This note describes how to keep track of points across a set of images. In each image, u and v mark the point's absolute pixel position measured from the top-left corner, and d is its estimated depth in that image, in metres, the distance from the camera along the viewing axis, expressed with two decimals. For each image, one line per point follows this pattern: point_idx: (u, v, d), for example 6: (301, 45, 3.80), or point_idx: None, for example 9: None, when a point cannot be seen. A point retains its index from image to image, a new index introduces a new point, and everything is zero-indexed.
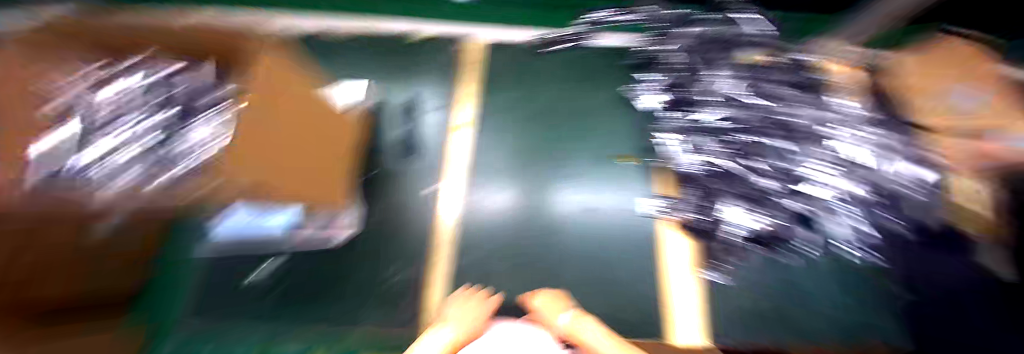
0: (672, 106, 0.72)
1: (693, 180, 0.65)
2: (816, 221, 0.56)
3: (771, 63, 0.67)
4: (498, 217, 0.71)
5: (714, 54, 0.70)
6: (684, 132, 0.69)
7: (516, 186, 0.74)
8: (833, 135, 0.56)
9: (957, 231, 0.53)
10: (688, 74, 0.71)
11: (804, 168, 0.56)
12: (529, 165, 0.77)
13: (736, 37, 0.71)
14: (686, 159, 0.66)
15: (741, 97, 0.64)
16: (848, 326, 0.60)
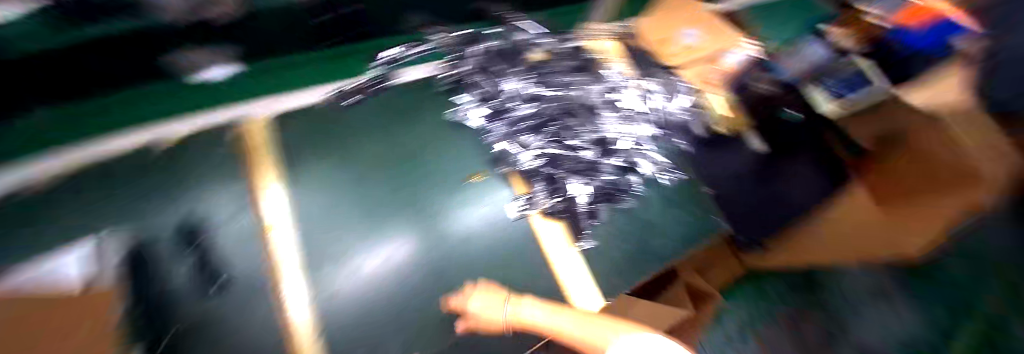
0: (493, 114, 0.77)
1: (540, 169, 0.72)
2: (637, 162, 0.75)
3: (557, 58, 0.84)
4: (355, 299, 0.60)
5: (512, 63, 0.81)
6: (518, 133, 0.75)
7: (367, 256, 0.63)
8: (624, 99, 0.79)
9: (717, 132, 0.77)
10: (500, 85, 0.78)
11: (614, 129, 0.75)
12: (372, 228, 0.66)
13: (519, 46, 0.84)
14: (532, 154, 0.73)
15: (543, 92, 0.78)
16: (691, 236, 0.74)
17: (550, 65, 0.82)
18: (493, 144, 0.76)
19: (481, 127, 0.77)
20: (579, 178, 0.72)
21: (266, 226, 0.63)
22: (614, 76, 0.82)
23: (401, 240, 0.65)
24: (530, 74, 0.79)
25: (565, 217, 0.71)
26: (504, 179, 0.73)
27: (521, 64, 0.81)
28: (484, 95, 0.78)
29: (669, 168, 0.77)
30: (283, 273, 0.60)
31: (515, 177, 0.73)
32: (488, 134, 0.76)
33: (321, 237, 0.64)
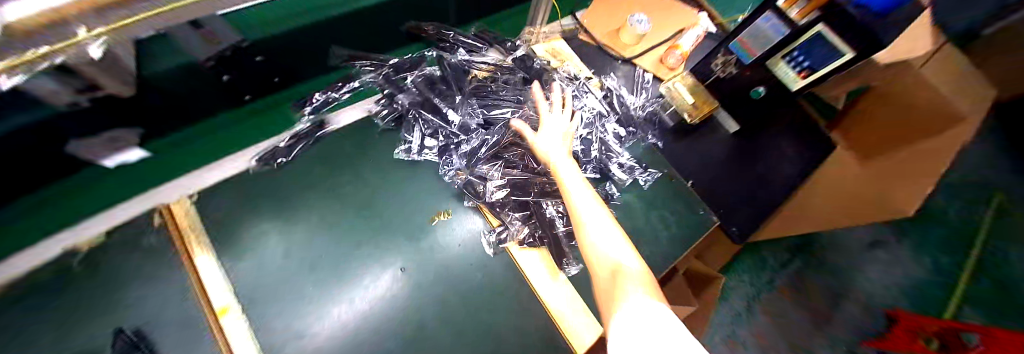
0: (448, 149, 0.73)
1: (507, 198, 0.69)
2: (610, 170, 0.72)
3: (502, 76, 0.82)
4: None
5: (457, 90, 0.78)
6: (478, 164, 0.71)
7: (340, 317, 0.56)
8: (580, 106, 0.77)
9: (686, 122, 0.79)
10: (451, 115, 0.75)
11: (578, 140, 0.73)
12: (332, 288, 0.58)
13: (463, 67, 0.80)
14: (498, 185, 0.69)
15: (496, 117, 0.76)
16: (679, 239, 0.69)
17: (496, 85, 0.80)
18: (456, 180, 0.70)
19: (440, 166, 0.71)
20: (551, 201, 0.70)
21: (216, 309, 0.52)
22: (568, 84, 0.79)
23: (371, 290, 0.59)
24: (477, 102, 0.77)
25: (547, 244, 0.67)
26: (473, 215, 0.68)
27: (468, 89, 0.78)
28: (438, 129, 0.74)
29: (645, 165, 0.74)
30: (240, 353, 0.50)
31: (483, 211, 0.68)
32: (448, 171, 0.71)
33: (283, 310, 0.55)
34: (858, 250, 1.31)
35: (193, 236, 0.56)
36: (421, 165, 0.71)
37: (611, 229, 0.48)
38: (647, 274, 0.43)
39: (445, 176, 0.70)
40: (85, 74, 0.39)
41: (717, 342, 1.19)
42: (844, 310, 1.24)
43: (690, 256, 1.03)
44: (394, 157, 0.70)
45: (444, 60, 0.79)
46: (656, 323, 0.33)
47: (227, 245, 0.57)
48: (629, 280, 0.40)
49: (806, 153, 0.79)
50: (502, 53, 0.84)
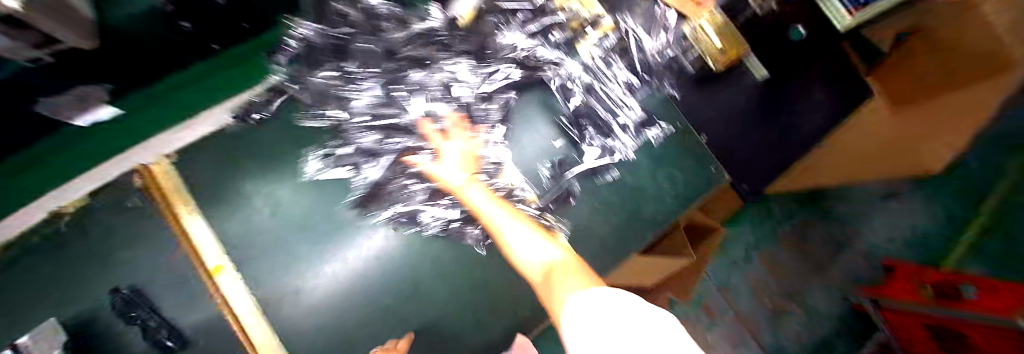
0: (363, 151, 0.60)
1: (437, 209, 0.60)
2: (611, 128, 0.67)
3: (417, 55, 0.65)
4: (323, 332, 0.56)
5: (359, 73, 0.63)
6: (398, 172, 0.60)
7: (326, 286, 0.56)
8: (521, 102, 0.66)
9: (712, 69, 0.69)
10: (361, 107, 0.61)
11: (577, 96, 0.67)
12: (297, 271, 0.56)
13: (373, 47, 0.64)
14: (423, 195, 0.59)
15: (398, 118, 0.61)
16: (689, 194, 0.67)
17: (414, 64, 0.65)
18: (371, 193, 0.59)
19: (351, 177, 0.59)
20: (545, 160, 0.64)
21: (210, 269, 0.53)
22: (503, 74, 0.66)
23: (345, 267, 0.57)
24: (391, 93, 0.62)
25: (551, 208, 0.62)
26: (410, 231, 0.59)
27: (375, 74, 0.63)
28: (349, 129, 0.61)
29: (655, 119, 0.67)
30: (246, 319, 0.53)
31: (415, 222, 0.60)
32: (360, 182, 0.59)
33: (274, 270, 0.55)
34: (883, 204, 1.26)
35: (173, 194, 0.54)
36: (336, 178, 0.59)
37: (531, 232, 0.40)
38: (575, 258, 0.35)
39: (354, 190, 0.59)
40: (32, 21, 0.31)
41: (711, 286, 1.30)
42: (843, 259, 1.30)
43: (696, 210, 1.01)
44: (311, 178, 0.59)
45: (345, 41, 0.64)
46: (604, 305, 0.24)
47: (218, 209, 0.55)
48: (556, 275, 0.32)
49: (837, 104, 0.72)
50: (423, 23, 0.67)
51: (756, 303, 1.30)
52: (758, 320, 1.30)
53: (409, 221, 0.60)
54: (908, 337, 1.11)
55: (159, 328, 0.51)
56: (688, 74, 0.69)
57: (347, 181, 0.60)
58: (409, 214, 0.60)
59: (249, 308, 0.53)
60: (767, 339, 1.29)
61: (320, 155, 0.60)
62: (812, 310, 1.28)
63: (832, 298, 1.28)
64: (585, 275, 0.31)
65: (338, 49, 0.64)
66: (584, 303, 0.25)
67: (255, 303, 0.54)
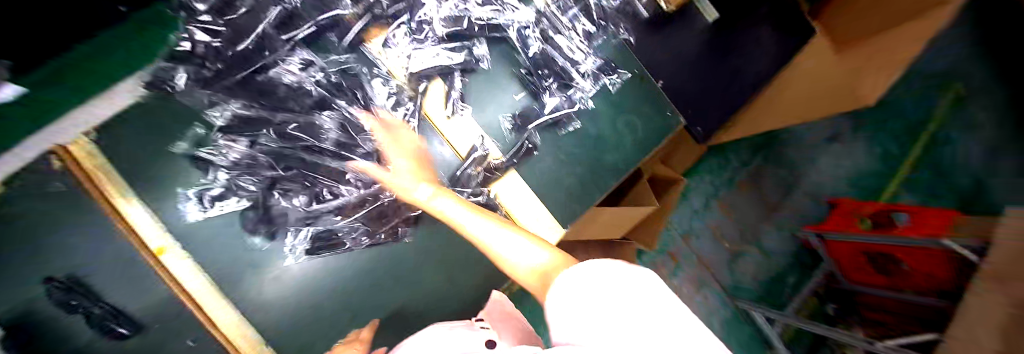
0: (244, 177, 0.53)
1: (351, 224, 0.60)
2: (571, 77, 0.65)
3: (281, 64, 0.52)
4: (296, 319, 0.58)
5: (208, 96, 0.49)
6: (298, 201, 0.56)
7: (292, 278, 0.58)
8: (425, 96, 0.60)
9: (662, 10, 0.71)
10: (227, 136, 0.51)
11: (535, 43, 0.64)
12: (249, 268, 0.55)
13: (208, 60, 0.49)
14: (333, 216, 0.59)
15: (287, 125, 0.53)
16: (649, 144, 0.69)
17: (281, 72, 0.53)
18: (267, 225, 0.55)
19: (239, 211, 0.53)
20: (505, 113, 0.63)
21: (152, 250, 0.48)
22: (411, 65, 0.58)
23: (302, 262, 0.58)
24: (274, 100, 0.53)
25: (516, 162, 0.63)
26: (332, 252, 0.59)
27: (230, 95, 0.50)
28: (219, 161, 0.51)
29: (613, 66, 0.67)
30: (207, 304, 0.51)
31: (335, 241, 0.60)
32: (253, 218, 0.54)
33: (237, 253, 0.54)
34: (811, 144, 1.48)
35: (98, 176, 0.45)
36: (221, 216, 0.53)
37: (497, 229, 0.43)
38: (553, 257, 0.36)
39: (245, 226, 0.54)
40: None
41: (677, 234, 1.39)
42: (792, 200, 1.47)
43: (654, 161, 1.08)
44: (190, 222, 0.50)
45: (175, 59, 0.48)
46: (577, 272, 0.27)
47: (169, 185, 0.49)
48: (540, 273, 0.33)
49: (785, 43, 0.76)
50: (282, 23, 0.52)
51: (717, 246, 1.42)
52: (718, 262, 1.41)
53: (324, 246, 0.59)
54: (845, 262, 1.28)
55: (106, 316, 0.46)
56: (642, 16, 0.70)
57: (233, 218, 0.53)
58: (322, 234, 0.59)
59: (217, 295, 0.52)
60: (726, 279, 1.41)
61: (197, 195, 0.50)
62: (766, 251, 1.44)
63: (782, 236, 1.45)
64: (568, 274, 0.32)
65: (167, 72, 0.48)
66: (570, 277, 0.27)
67: (218, 289, 0.52)
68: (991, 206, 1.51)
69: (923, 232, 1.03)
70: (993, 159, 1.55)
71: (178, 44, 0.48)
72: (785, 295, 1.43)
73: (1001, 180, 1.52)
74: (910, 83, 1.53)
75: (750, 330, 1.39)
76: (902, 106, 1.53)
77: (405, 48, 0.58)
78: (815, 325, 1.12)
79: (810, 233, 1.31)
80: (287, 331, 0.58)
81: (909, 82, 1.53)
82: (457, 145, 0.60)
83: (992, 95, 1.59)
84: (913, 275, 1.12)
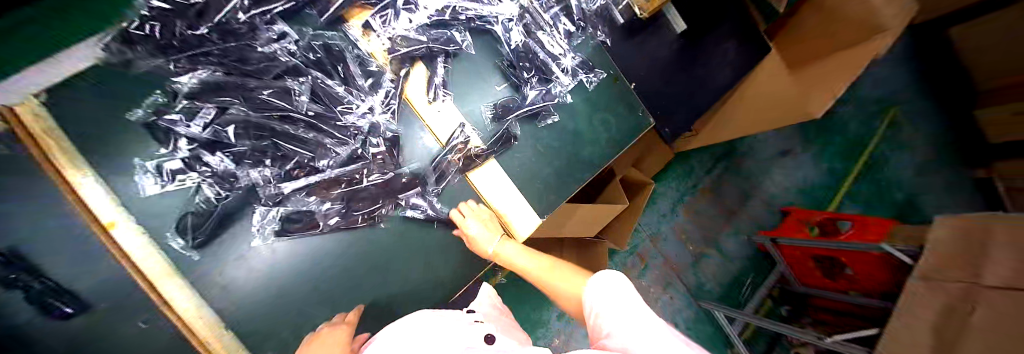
0: (213, 147, 0.49)
1: (327, 204, 0.55)
2: (551, 71, 0.68)
3: (252, 40, 0.51)
4: (263, 306, 0.54)
5: (172, 68, 0.47)
6: (269, 172, 0.52)
7: (262, 261, 0.54)
8: (407, 80, 0.61)
9: (637, 16, 0.75)
10: (193, 102, 0.48)
11: (516, 38, 0.66)
12: (214, 248, 0.51)
13: (166, 39, 0.46)
14: (305, 193, 0.54)
15: (259, 90, 0.51)
16: (622, 143, 0.73)
17: (254, 43, 0.51)
18: (234, 203, 0.51)
19: (203, 186, 0.49)
20: (486, 102, 0.66)
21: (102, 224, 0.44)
22: (396, 48, 0.59)
23: (272, 244, 0.54)
24: (252, 63, 0.51)
25: (497, 151, 0.64)
26: (307, 232, 0.55)
27: (195, 64, 0.48)
28: (181, 128, 0.47)
29: (591, 66, 0.71)
30: (167, 286, 0.46)
31: (308, 222, 0.55)
32: (218, 193, 0.50)
33: (201, 230, 0.49)
34: (768, 156, 1.61)
35: (45, 139, 0.41)
36: (181, 190, 0.49)
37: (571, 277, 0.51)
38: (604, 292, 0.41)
39: (199, 206, 0.49)
40: None
41: (646, 236, 1.46)
42: (751, 207, 1.58)
43: (627, 164, 1.14)
44: (147, 194, 0.47)
45: (128, 41, 0.44)
46: (617, 289, 0.37)
47: (125, 154, 0.47)
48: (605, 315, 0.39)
49: (744, 56, 0.83)
50: (251, 1, 0.50)
51: (682, 249, 1.50)
52: (684, 264, 1.49)
53: (296, 225, 0.54)
54: (798, 265, 1.38)
55: (49, 292, 0.41)
56: (617, 19, 0.74)
57: (191, 194, 0.49)
58: (295, 213, 0.54)
59: (175, 275, 0.47)
60: (691, 280, 1.48)
61: (155, 168, 0.48)
62: (727, 254, 1.53)
63: (742, 241, 1.55)
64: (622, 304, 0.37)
65: (123, 55, 0.45)
66: (605, 298, 0.37)
67: (175, 268, 0.48)
68: (920, 216, 1.68)
69: (864, 238, 1.14)
70: (922, 174, 1.74)
71: (132, 28, 0.44)
72: (744, 297, 1.52)
73: (926, 194, 1.72)
74: (852, 104, 1.71)
75: (711, 330, 1.46)
76: (846, 124, 1.69)
77: (389, 31, 0.59)
78: (767, 322, 1.19)
79: (765, 238, 1.41)
80: (253, 318, 0.53)
81: (852, 103, 1.71)
82: (437, 130, 0.62)
83: (921, 118, 1.79)
84: (858, 280, 1.21)
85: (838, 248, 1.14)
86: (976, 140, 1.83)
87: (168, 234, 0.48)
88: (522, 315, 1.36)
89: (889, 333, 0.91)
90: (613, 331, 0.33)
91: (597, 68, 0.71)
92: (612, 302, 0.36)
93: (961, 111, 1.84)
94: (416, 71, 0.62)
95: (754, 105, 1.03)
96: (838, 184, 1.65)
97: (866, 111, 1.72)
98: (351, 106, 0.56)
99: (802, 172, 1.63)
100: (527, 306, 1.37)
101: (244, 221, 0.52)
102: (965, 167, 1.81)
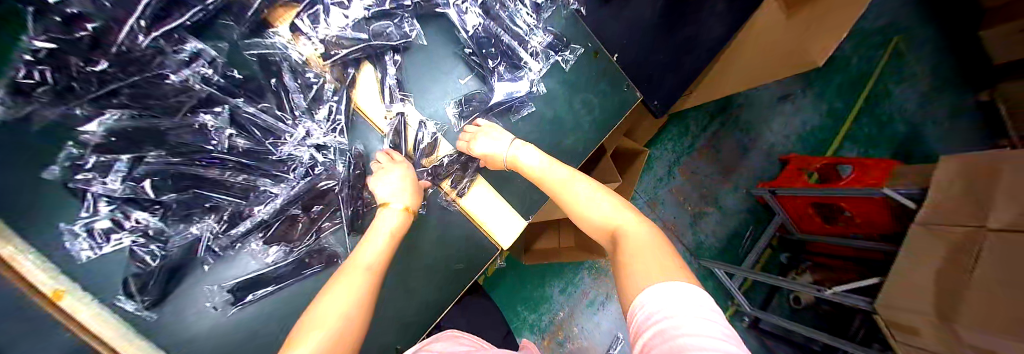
0: (137, 203, 0.43)
1: (290, 248, 0.52)
2: (520, 57, 0.60)
3: (158, 67, 0.42)
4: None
5: (82, 114, 0.38)
6: (207, 228, 0.47)
7: (225, 310, 0.49)
8: (354, 88, 0.54)
9: None
10: (105, 156, 0.40)
11: (474, 20, 0.58)
12: (172, 306, 0.47)
13: (63, 83, 0.36)
14: (260, 240, 0.50)
15: (178, 129, 0.44)
16: (606, 125, 0.68)
17: (162, 72, 0.43)
18: (181, 255, 0.46)
19: (134, 249, 0.44)
20: (450, 99, 0.60)
21: (49, 294, 0.37)
22: (331, 51, 0.52)
23: (228, 304, 0.49)
24: (165, 99, 0.43)
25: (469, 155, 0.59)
26: (263, 291, 0.50)
27: (102, 108, 0.39)
28: (97, 186, 0.41)
29: (565, 42, 0.63)
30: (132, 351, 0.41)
31: (254, 281, 0.50)
32: (153, 252, 0.45)
33: (150, 289, 0.44)
34: (766, 105, 1.54)
35: None
36: (119, 251, 0.44)
37: (610, 203, 0.41)
38: (651, 228, 0.37)
39: (138, 267, 0.43)
40: None
41: (643, 203, 1.44)
42: (749, 160, 1.54)
43: (619, 136, 1.08)
44: (83, 260, 0.42)
45: (20, 91, 0.34)
46: (674, 291, 0.26)
47: (53, 222, 0.40)
48: (632, 241, 0.34)
49: (740, 4, 0.74)
50: (148, 19, 0.40)
51: (681, 210, 1.48)
52: (683, 224, 1.48)
53: (250, 284, 0.50)
54: (797, 214, 1.37)
55: None
56: None
57: (128, 257, 0.44)
58: (251, 279, 0.50)
59: (134, 337, 0.43)
60: (691, 240, 1.48)
61: (86, 230, 0.41)
62: (726, 209, 1.52)
63: (740, 196, 1.53)
64: (669, 253, 0.32)
65: (19, 108, 0.35)
66: (655, 294, 0.27)
67: (134, 331, 0.43)
68: (922, 149, 1.64)
69: (865, 183, 1.11)
70: (923, 105, 1.68)
71: (20, 76, 0.34)
72: (743, 251, 1.53)
73: (929, 125, 1.66)
74: (855, 38, 1.60)
75: (714, 286, 1.49)
76: (849, 61, 1.60)
77: (321, 31, 0.51)
78: (765, 276, 1.20)
79: (763, 190, 1.40)
80: None
81: (855, 37, 1.60)
82: (395, 139, 0.56)
83: (925, 45, 1.69)
84: (857, 225, 1.20)
85: (840, 196, 1.10)
86: (980, 62, 1.74)
87: (118, 295, 0.44)
88: (526, 293, 1.38)
89: (896, 277, 0.91)
90: (664, 311, 0.25)
91: (571, 43, 0.64)
92: (686, 312, 0.24)
93: (964, 33, 1.74)
94: (364, 77, 0.55)
95: (751, 64, 0.96)
96: (839, 126, 1.59)
97: (870, 44, 1.62)
98: (286, 137, 0.50)
99: (802, 118, 1.57)
100: (531, 284, 1.38)
101: (199, 273, 0.48)
102: (973, 93, 1.73)
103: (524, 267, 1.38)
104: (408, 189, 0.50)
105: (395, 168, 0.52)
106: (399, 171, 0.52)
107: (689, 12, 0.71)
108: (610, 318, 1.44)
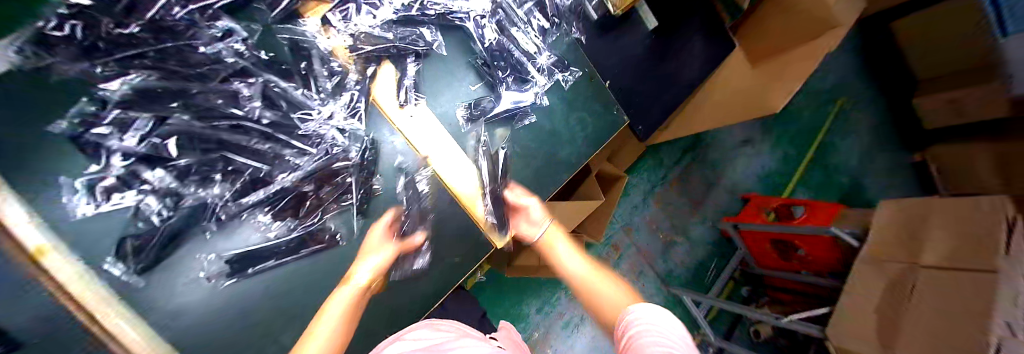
0: (152, 162, 0.44)
1: (299, 224, 0.53)
2: (526, 70, 0.68)
3: (193, 39, 0.47)
4: (209, 330, 0.48)
5: (99, 72, 0.41)
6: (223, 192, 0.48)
7: (216, 280, 0.48)
8: (374, 80, 0.59)
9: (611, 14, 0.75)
10: (127, 113, 0.42)
11: (490, 35, 0.66)
12: (161, 274, 0.45)
13: (89, 41, 0.40)
14: (266, 214, 0.51)
15: (202, 97, 0.47)
16: (597, 141, 0.75)
17: (194, 43, 0.47)
18: (182, 222, 0.46)
19: (140, 207, 0.44)
20: (460, 102, 0.65)
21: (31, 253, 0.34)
22: (357, 45, 0.57)
23: (218, 276, 0.48)
24: (198, 67, 0.47)
25: (473, 151, 0.64)
26: (262, 265, 0.51)
27: (126, 68, 0.42)
28: (113, 142, 0.41)
29: (565, 63, 0.71)
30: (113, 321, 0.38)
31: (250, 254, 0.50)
32: (160, 214, 0.45)
33: (145, 252, 0.44)
34: (732, 146, 1.70)
35: None
36: (117, 211, 0.43)
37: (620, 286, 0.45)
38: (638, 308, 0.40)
39: (139, 226, 0.43)
40: None
41: (619, 228, 1.51)
42: (717, 195, 1.66)
43: (601, 159, 1.15)
44: (76, 218, 0.40)
45: (45, 42, 0.38)
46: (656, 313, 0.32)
47: (46, 173, 0.38)
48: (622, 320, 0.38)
49: (712, 51, 0.86)
50: None
51: (654, 238, 1.56)
52: (655, 251, 1.55)
53: (247, 258, 0.50)
54: (757, 249, 1.47)
55: None
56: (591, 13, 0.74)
57: (131, 215, 0.43)
58: (252, 251, 0.50)
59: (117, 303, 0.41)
60: (661, 268, 1.55)
61: (86, 186, 0.41)
62: (695, 239, 1.61)
63: (708, 228, 1.64)
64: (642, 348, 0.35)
65: (40, 60, 0.38)
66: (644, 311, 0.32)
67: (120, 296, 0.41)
68: (864, 199, 1.83)
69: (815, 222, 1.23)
70: (865, 160, 1.90)
71: (48, 28, 0.38)
72: (709, 281, 1.61)
73: (870, 178, 1.87)
74: (807, 96, 1.83)
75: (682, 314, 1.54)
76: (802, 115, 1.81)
77: (351, 27, 0.57)
78: (729, 304, 1.26)
79: (728, 224, 1.50)
80: (206, 336, 0.47)
81: (808, 95, 1.83)
82: (407, 134, 0.60)
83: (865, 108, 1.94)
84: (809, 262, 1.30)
85: (797, 233, 1.20)
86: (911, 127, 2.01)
87: (107, 257, 0.42)
88: (501, 312, 1.37)
89: (845, 305, 0.98)
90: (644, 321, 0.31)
91: (570, 65, 0.72)
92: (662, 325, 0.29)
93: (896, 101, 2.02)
94: (381, 72, 0.59)
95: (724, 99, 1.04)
96: (794, 172, 1.76)
97: (820, 102, 1.85)
98: (313, 114, 0.54)
99: (762, 161, 1.73)
100: (507, 302, 1.38)
101: (199, 240, 0.48)
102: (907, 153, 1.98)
103: (501, 283, 1.38)
104: (379, 259, 0.53)
105: (376, 231, 0.57)
106: (376, 235, 0.56)
107: (669, 52, 0.82)
108: (582, 342, 1.44)
